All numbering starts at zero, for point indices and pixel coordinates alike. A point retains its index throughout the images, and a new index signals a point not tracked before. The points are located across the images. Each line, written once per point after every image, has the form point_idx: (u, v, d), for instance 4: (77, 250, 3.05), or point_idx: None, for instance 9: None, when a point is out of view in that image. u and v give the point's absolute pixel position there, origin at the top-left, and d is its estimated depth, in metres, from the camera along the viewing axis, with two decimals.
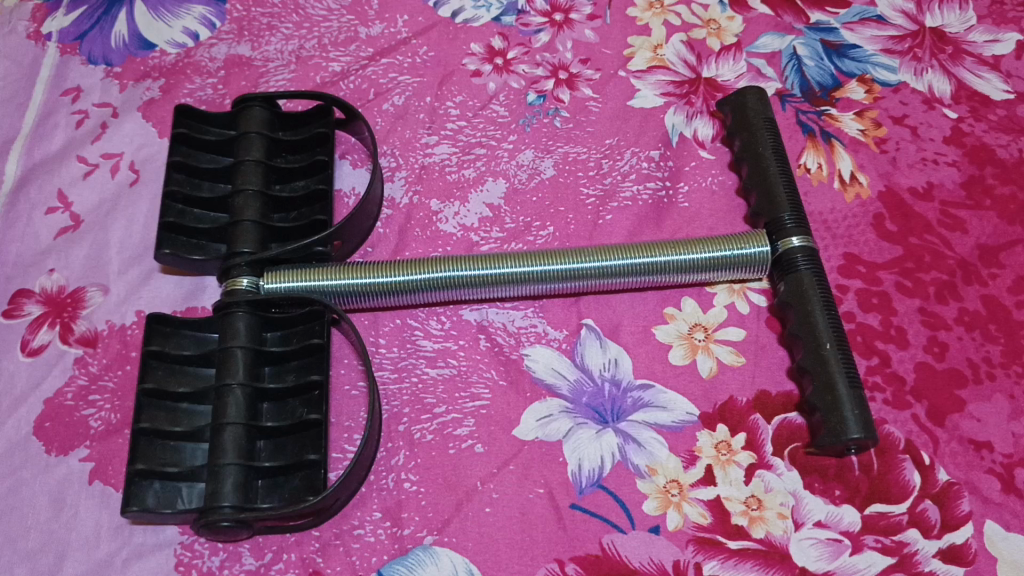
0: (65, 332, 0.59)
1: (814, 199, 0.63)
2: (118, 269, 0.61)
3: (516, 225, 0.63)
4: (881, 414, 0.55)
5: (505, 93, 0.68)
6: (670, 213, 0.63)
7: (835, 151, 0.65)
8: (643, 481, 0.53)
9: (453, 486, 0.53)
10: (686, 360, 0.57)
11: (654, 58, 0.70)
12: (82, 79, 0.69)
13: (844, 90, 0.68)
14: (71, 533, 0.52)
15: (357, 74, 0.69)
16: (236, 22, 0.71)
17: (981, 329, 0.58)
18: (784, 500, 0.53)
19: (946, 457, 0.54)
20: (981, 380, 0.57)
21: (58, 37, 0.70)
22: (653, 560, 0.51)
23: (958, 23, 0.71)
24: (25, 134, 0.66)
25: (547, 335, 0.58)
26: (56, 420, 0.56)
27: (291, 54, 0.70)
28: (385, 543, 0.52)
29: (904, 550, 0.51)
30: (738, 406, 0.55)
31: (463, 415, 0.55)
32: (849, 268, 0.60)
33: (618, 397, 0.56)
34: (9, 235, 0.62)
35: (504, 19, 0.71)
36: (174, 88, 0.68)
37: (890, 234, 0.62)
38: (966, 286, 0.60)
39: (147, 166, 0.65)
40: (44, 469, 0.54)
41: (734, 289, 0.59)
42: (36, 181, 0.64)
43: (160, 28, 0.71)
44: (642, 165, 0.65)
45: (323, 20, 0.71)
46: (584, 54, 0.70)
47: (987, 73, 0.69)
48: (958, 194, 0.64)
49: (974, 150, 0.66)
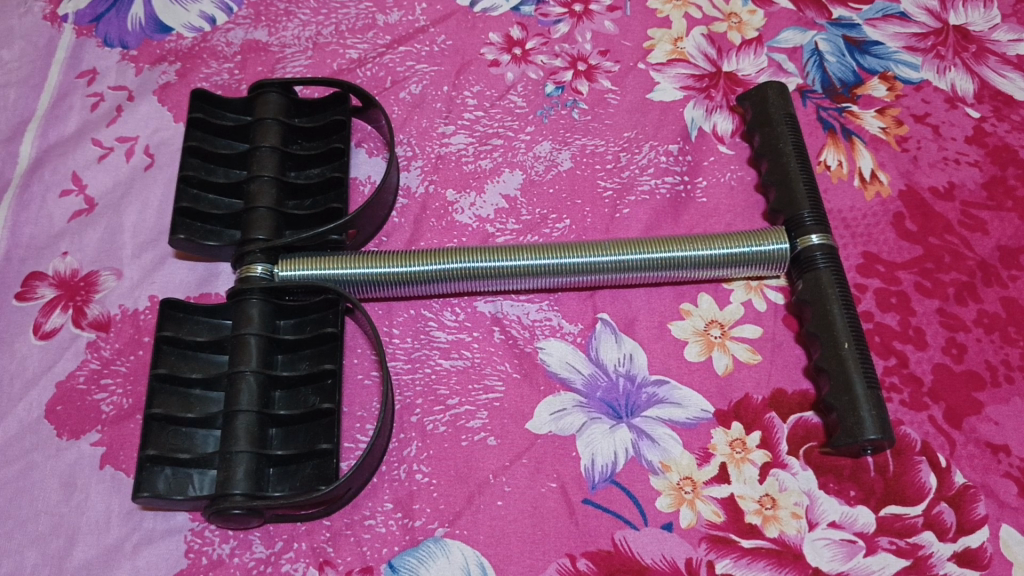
0: (78, 315, 0.58)
1: (833, 197, 0.63)
2: (132, 253, 0.61)
3: (532, 217, 0.62)
4: (897, 415, 0.55)
5: (524, 83, 0.68)
6: (688, 208, 0.62)
7: (856, 148, 0.65)
8: (656, 478, 0.53)
9: (465, 479, 0.53)
10: (702, 357, 0.56)
11: (674, 51, 0.69)
12: (98, 61, 0.68)
13: (865, 87, 0.67)
14: (82, 517, 0.52)
15: (374, 61, 0.68)
16: (254, 7, 0.71)
17: (1001, 331, 0.58)
18: (798, 500, 0.52)
19: (963, 460, 0.54)
20: (999, 383, 0.56)
21: (75, 18, 0.70)
22: (665, 557, 0.51)
23: (982, 21, 0.70)
24: (40, 116, 0.66)
25: (562, 329, 0.58)
26: (68, 404, 0.56)
27: (308, 41, 0.69)
28: (397, 534, 0.51)
29: (919, 553, 0.51)
30: (753, 404, 0.55)
31: (476, 407, 0.55)
32: (867, 267, 0.60)
33: (633, 393, 0.55)
34: (22, 217, 0.62)
35: (523, 8, 0.71)
36: (190, 72, 0.68)
37: (910, 233, 0.61)
38: (986, 288, 0.59)
39: (162, 150, 0.65)
40: (55, 453, 0.54)
41: (751, 286, 0.59)
42: (51, 163, 0.64)
43: (177, 11, 0.70)
44: (660, 159, 0.64)
45: (341, 7, 0.71)
46: (603, 45, 0.69)
47: (1010, 73, 0.68)
48: (980, 194, 0.63)
49: (996, 150, 0.65)
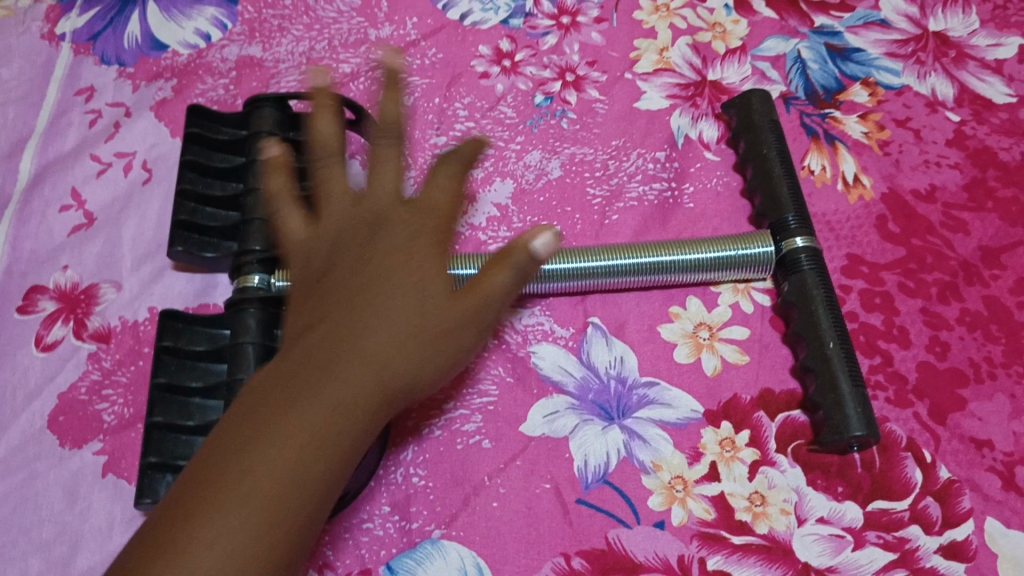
0: (79, 327, 0.59)
1: (817, 201, 0.64)
2: (131, 265, 0.62)
3: (524, 225, 0.64)
4: (883, 412, 0.56)
5: (513, 94, 0.69)
6: (675, 213, 0.64)
7: (839, 153, 0.66)
8: (648, 477, 0.54)
9: (461, 481, 0.54)
10: (691, 359, 0.58)
11: (660, 61, 0.70)
12: (95, 78, 0.70)
13: (847, 93, 0.69)
14: (85, 525, 0.53)
15: (367, 75, 0.70)
16: (248, 23, 0.72)
17: (983, 329, 0.59)
18: (787, 496, 0.53)
19: (948, 455, 0.55)
20: (982, 379, 0.57)
21: (72, 37, 0.71)
22: (658, 555, 0.52)
23: (960, 27, 0.72)
24: (39, 133, 0.67)
25: (554, 333, 0.59)
26: (69, 414, 0.57)
27: (301, 56, 0.71)
28: (394, 537, 0.52)
29: (905, 547, 0.52)
30: (742, 404, 0.56)
31: (471, 411, 0.56)
32: (852, 268, 0.61)
33: (624, 395, 0.57)
34: (23, 232, 0.63)
35: (512, 21, 0.72)
36: (186, 89, 0.69)
37: (893, 235, 0.63)
38: (968, 287, 0.61)
39: (159, 164, 0.66)
40: (58, 462, 0.55)
41: (738, 289, 0.60)
42: (51, 179, 0.65)
43: (173, 28, 0.72)
44: (647, 166, 0.66)
45: (333, 22, 0.72)
46: (591, 56, 0.71)
47: (990, 77, 0.69)
48: (961, 196, 0.64)
49: (977, 152, 0.66)
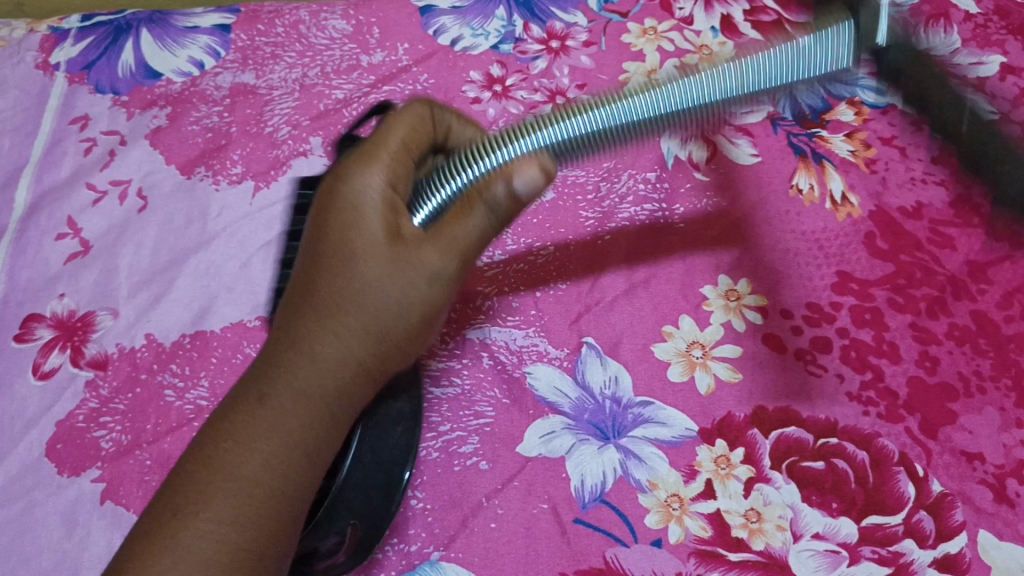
0: (76, 355, 0.60)
1: (806, 219, 0.65)
2: (127, 293, 0.62)
3: (518, 247, 0.65)
4: (875, 427, 0.57)
5: (505, 118, 0.70)
6: (667, 233, 0.65)
7: (826, 171, 0.67)
8: (644, 496, 0.54)
9: (459, 503, 0.54)
10: (685, 377, 0.58)
11: (648, 83, 0.72)
12: (90, 107, 0.71)
13: (833, 112, 0.70)
14: (84, 553, 0.53)
15: (360, 101, 0.71)
16: (241, 51, 0.74)
17: (972, 343, 0.60)
18: (782, 512, 0.54)
19: (939, 469, 0.55)
20: (972, 393, 0.58)
21: (66, 67, 0.72)
22: (655, 572, 0.52)
23: (943, 47, 0.74)
24: (35, 162, 0.68)
25: (549, 354, 0.60)
26: (67, 442, 0.57)
27: (294, 82, 0.72)
28: (393, 560, 0.53)
29: (900, 561, 0.52)
30: (736, 422, 0.57)
31: (467, 433, 0.57)
32: (842, 285, 0.62)
33: (619, 414, 0.57)
34: (20, 261, 0.64)
35: (502, 47, 0.74)
36: (180, 116, 0.70)
37: (881, 251, 0.64)
38: (956, 302, 0.61)
39: (154, 192, 0.67)
40: (56, 490, 0.55)
41: (730, 307, 0.61)
42: (46, 209, 0.66)
43: (167, 57, 0.73)
44: (639, 188, 0.67)
45: (325, 49, 0.74)
46: (581, 79, 0.72)
47: (972, 95, 0.71)
48: (947, 212, 0.66)
49: (961, 169, 0.67)
